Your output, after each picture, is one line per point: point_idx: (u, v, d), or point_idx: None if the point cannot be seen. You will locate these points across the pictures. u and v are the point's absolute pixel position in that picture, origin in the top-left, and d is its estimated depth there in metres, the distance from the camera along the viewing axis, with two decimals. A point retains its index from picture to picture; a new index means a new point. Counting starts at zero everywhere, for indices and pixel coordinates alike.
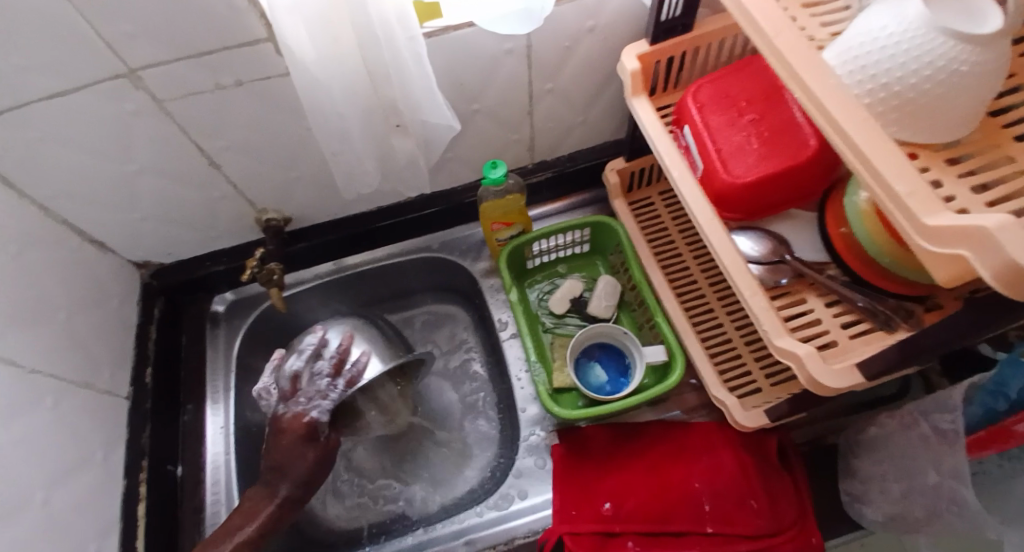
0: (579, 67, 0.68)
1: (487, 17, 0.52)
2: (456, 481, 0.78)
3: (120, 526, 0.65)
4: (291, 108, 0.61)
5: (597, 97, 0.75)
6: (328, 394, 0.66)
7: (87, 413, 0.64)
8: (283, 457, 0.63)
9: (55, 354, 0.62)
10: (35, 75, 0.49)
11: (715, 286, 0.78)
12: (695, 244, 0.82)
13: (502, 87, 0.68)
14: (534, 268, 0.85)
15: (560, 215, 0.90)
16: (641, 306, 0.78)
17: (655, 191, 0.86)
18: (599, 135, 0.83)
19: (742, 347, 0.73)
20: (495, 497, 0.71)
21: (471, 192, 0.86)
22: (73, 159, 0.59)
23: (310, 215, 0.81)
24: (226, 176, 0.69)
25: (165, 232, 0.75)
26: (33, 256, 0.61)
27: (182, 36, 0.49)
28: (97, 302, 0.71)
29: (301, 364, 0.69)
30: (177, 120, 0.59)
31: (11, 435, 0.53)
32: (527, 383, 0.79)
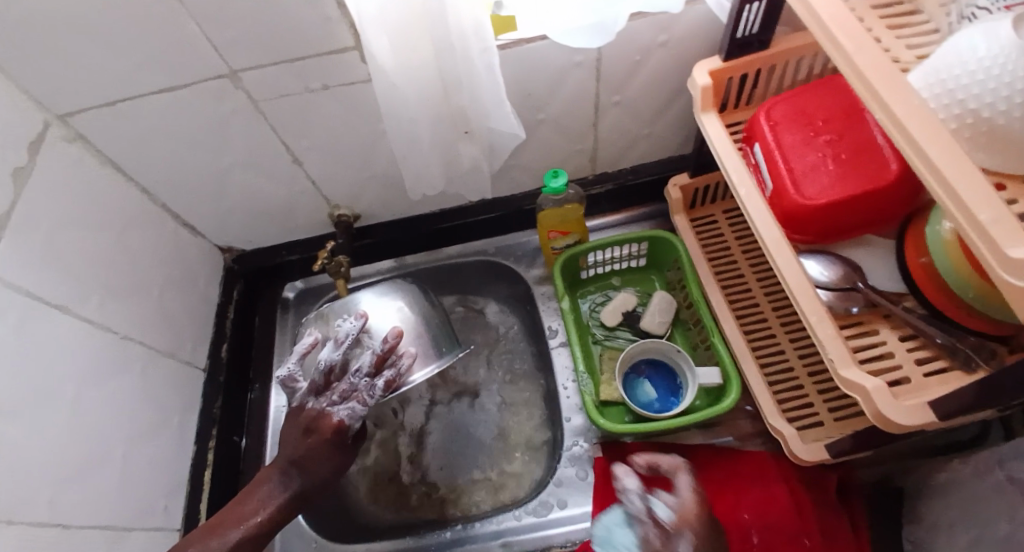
0: (648, 80, 0.68)
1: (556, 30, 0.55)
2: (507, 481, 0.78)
3: (188, 487, 0.71)
4: (369, 112, 0.65)
5: (665, 111, 0.74)
6: (363, 395, 0.65)
7: (167, 381, 0.70)
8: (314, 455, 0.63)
9: (146, 325, 0.68)
10: (151, 73, 0.55)
11: (778, 311, 0.75)
12: (757, 266, 0.79)
13: (569, 98, 0.69)
14: (588, 278, 0.85)
15: (619, 228, 0.90)
16: (697, 324, 0.76)
17: (718, 209, 0.85)
18: (664, 150, 0.82)
19: (803, 376, 0.70)
20: (534, 503, 0.73)
21: (531, 200, 0.87)
22: (177, 150, 0.66)
23: (378, 213, 0.85)
24: (306, 173, 0.74)
25: (248, 221, 0.81)
26: (134, 235, 0.68)
27: (278, 43, 0.54)
28: (186, 281, 0.77)
29: (337, 356, 0.67)
30: (269, 119, 0.64)
31: (100, 393, 0.59)
32: (573, 392, 0.79)
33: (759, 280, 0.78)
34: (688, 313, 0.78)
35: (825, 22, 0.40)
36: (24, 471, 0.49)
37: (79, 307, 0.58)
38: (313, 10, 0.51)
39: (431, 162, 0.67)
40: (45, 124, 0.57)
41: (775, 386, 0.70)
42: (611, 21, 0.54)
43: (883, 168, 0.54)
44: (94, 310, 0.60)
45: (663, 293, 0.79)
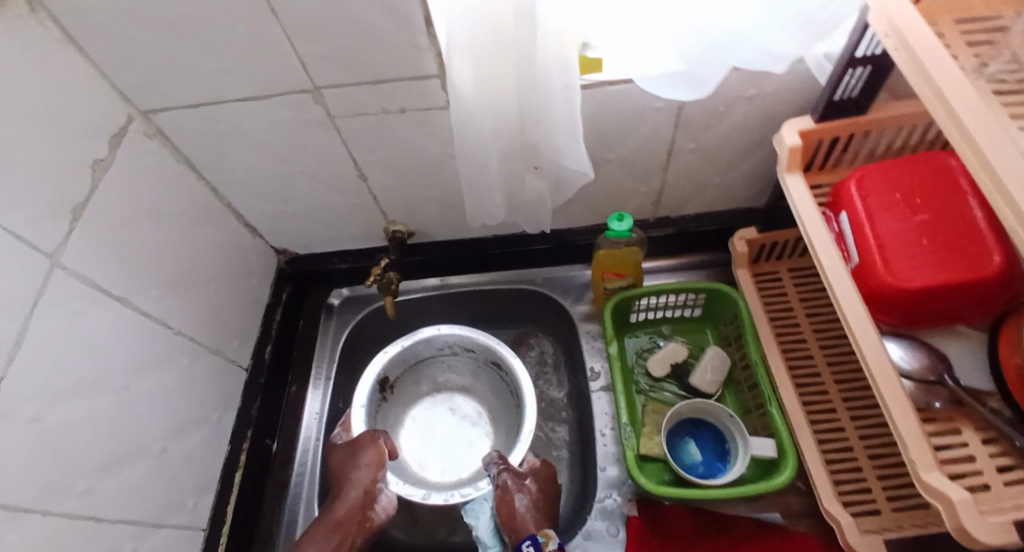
0: (729, 130, 0.66)
1: (645, 79, 0.54)
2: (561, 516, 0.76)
3: (216, 486, 0.71)
4: (441, 137, 0.65)
5: (740, 162, 0.71)
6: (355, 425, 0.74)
7: (212, 378, 0.71)
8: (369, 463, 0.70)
9: (199, 321, 0.69)
10: (238, 80, 0.56)
11: (840, 384, 0.71)
12: (821, 332, 0.75)
13: (643, 141, 0.67)
14: (637, 323, 0.82)
15: (674, 272, 0.87)
16: (752, 388, 0.72)
17: (783, 267, 0.81)
18: (732, 200, 0.79)
19: (863, 459, 0.65)
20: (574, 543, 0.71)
21: (588, 235, 0.85)
22: (251, 155, 0.67)
23: (433, 232, 0.84)
24: (369, 188, 0.74)
25: (306, 227, 0.82)
26: (199, 231, 0.70)
27: (363, 65, 0.54)
28: (241, 279, 0.79)
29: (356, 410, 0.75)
30: (342, 134, 0.64)
31: (148, 386, 0.60)
32: (611, 440, 0.75)
33: (821, 348, 0.74)
34: (742, 373, 0.74)
35: (949, 101, 0.37)
36: (66, 460, 0.49)
37: (138, 298, 0.59)
38: (403, 36, 0.51)
39: (497, 193, 0.66)
40: (129, 119, 0.59)
41: (831, 466, 0.65)
42: (705, 79, 0.52)
43: (983, 258, 0.50)
44: (153, 303, 0.61)
45: (718, 349, 0.75)
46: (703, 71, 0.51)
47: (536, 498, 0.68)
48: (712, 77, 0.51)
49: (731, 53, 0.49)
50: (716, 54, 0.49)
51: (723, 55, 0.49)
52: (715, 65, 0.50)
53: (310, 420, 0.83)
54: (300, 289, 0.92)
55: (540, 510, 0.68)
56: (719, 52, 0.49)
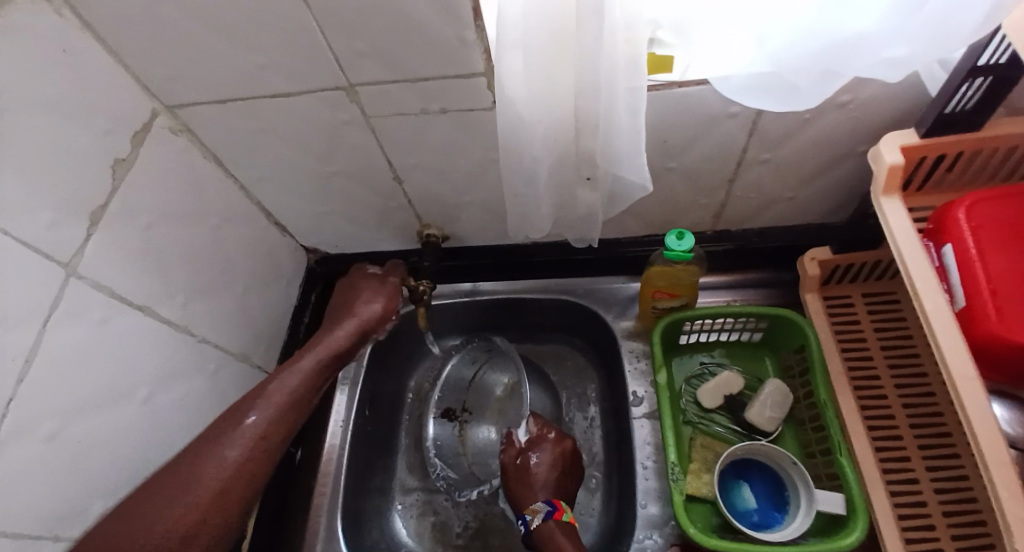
0: (812, 141, 0.57)
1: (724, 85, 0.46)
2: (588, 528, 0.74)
3: None
4: (485, 140, 0.59)
5: (820, 176, 0.63)
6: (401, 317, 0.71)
7: (237, 386, 0.68)
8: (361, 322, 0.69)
9: (225, 327, 0.66)
10: (269, 74, 0.51)
11: (916, 429, 0.65)
12: (896, 369, 0.68)
13: (711, 150, 0.59)
14: (687, 345, 0.75)
15: (730, 290, 0.79)
16: (817, 430, 0.65)
17: (856, 292, 0.73)
18: (803, 216, 0.71)
19: (936, 516, 0.59)
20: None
21: (636, 246, 0.79)
22: (282, 153, 0.63)
23: (470, 237, 0.79)
24: (404, 191, 0.69)
25: (338, 228, 0.78)
26: (228, 232, 0.67)
27: (404, 60, 0.48)
28: (270, 280, 0.75)
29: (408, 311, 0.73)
30: (378, 135, 0.59)
31: (171, 397, 0.57)
32: (653, 474, 0.70)
33: (896, 386, 0.67)
34: (805, 411, 0.67)
35: None
36: (82, 481, 0.47)
37: (163, 306, 0.56)
38: (450, 30, 0.45)
39: (544, 204, 0.60)
40: (153, 113, 0.55)
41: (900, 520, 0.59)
42: (806, 93, 0.44)
43: None
44: (177, 310, 0.58)
45: (779, 382, 0.68)
46: (806, 85, 0.43)
47: (540, 471, 0.70)
48: (818, 91, 0.44)
49: (844, 67, 0.41)
50: (824, 67, 0.41)
51: (832, 70, 0.42)
52: (824, 81, 0.43)
53: (334, 428, 0.79)
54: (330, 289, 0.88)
55: (543, 483, 0.69)
56: (827, 65, 0.41)
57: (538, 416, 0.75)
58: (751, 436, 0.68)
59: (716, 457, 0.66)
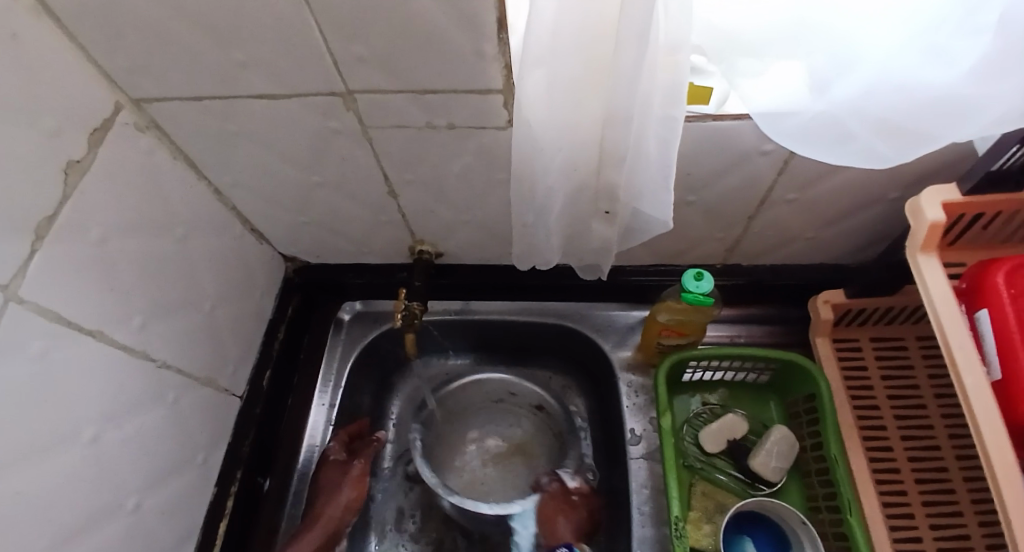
0: (841, 184, 0.54)
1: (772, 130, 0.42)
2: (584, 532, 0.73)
3: (199, 536, 0.62)
4: (493, 161, 0.54)
5: (841, 218, 0.60)
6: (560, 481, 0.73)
7: (200, 411, 0.62)
8: (326, 484, 0.70)
9: (189, 347, 0.59)
10: (253, 73, 0.44)
11: (921, 485, 0.63)
12: (902, 418, 0.66)
13: (734, 186, 0.55)
14: (689, 382, 0.72)
15: (734, 325, 0.76)
16: (824, 486, 0.63)
17: (865, 335, 0.71)
18: (816, 255, 0.68)
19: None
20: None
21: (640, 274, 0.74)
22: (264, 158, 0.56)
23: (465, 256, 0.74)
24: (399, 206, 0.64)
25: (321, 237, 0.72)
26: (196, 242, 0.60)
27: (412, 72, 0.43)
28: (241, 292, 0.69)
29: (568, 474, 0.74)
30: (375, 147, 0.53)
31: (123, 434, 0.51)
32: (647, 521, 0.66)
33: (902, 437, 0.65)
34: (814, 462, 0.65)
35: None
36: (19, 542, 0.39)
37: (117, 329, 0.49)
38: (468, 42, 0.39)
39: (555, 236, 0.55)
40: (116, 107, 0.48)
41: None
42: (885, 155, 0.41)
43: None
44: (133, 335, 0.51)
45: (786, 430, 0.65)
46: (877, 138, 0.40)
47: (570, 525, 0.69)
48: (905, 153, 0.40)
49: (929, 122, 0.37)
50: (893, 119, 0.38)
51: (897, 123, 0.38)
52: (890, 135, 0.39)
53: (309, 454, 0.75)
54: (308, 301, 0.83)
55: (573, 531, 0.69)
56: (913, 126, 0.38)
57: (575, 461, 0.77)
58: (754, 486, 0.65)
59: (716, 507, 0.64)
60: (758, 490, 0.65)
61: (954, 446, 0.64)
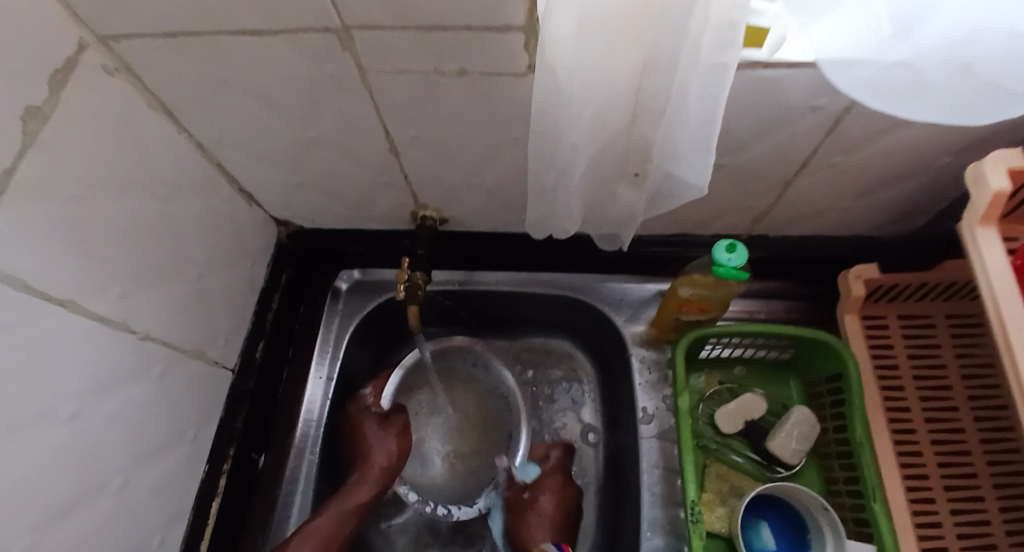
0: (892, 147, 0.49)
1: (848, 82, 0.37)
2: (589, 510, 0.72)
3: (190, 516, 0.60)
4: (508, 114, 0.48)
5: (882, 187, 0.56)
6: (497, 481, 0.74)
7: (189, 385, 0.58)
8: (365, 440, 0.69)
9: (175, 318, 0.55)
10: (236, 5, 0.38)
11: (944, 468, 0.60)
12: (926, 400, 0.64)
13: (774, 149, 0.50)
14: (706, 359, 0.68)
15: (755, 300, 0.72)
16: (845, 469, 0.60)
17: (891, 313, 0.68)
18: (848, 226, 0.64)
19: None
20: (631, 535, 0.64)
21: (656, 245, 0.70)
22: (254, 108, 0.51)
23: (471, 222, 0.69)
24: (401, 165, 0.58)
25: (317, 198, 0.67)
26: (179, 202, 0.54)
27: (421, 5, 0.37)
28: (230, 258, 0.64)
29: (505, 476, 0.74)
30: (376, 97, 0.48)
31: (106, 409, 0.46)
32: (658, 502, 0.64)
33: (926, 420, 0.63)
34: (835, 445, 0.62)
35: None
36: None
37: (94, 298, 0.44)
38: None
39: (576, 201, 0.50)
40: (80, 46, 0.41)
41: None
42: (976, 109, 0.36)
43: None
44: (114, 303, 0.46)
45: (808, 411, 0.62)
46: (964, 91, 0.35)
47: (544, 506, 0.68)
48: (999, 109, 0.36)
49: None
50: (989, 73, 0.33)
51: (995, 78, 0.33)
52: (983, 91, 0.34)
53: (304, 430, 0.70)
54: (303, 268, 0.79)
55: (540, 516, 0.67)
56: (1011, 79, 0.33)
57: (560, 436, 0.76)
58: (771, 468, 0.63)
59: (730, 488, 0.62)
60: (775, 472, 0.62)
61: (979, 429, 0.61)
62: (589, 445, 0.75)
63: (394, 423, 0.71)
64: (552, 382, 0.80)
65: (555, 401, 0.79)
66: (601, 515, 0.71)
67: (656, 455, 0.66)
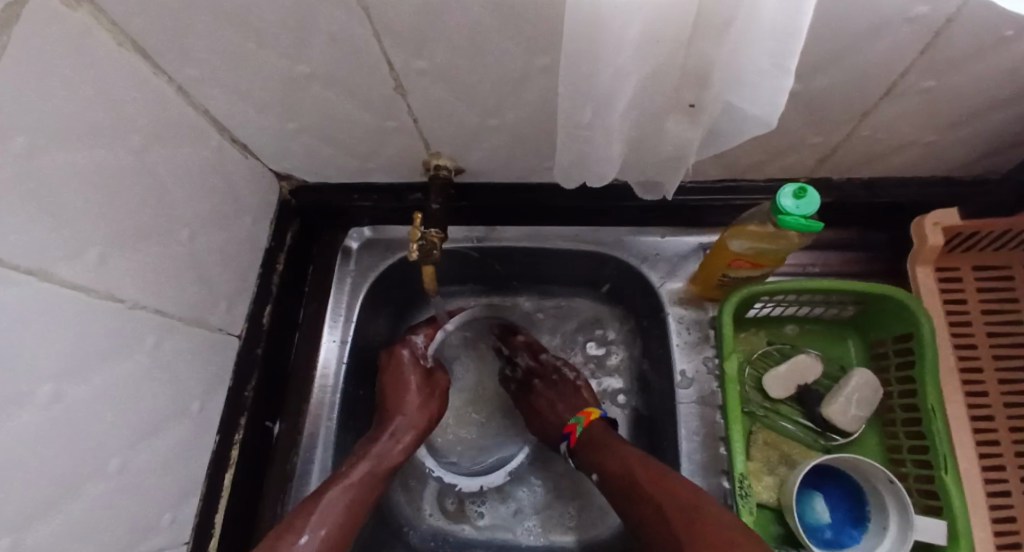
0: (1004, 66, 0.40)
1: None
2: None
3: (204, 488, 0.57)
4: (535, 36, 0.40)
5: (977, 117, 0.47)
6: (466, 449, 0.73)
7: (190, 356, 0.54)
8: (395, 388, 0.65)
9: (167, 287, 0.50)
10: None
11: (1016, 433, 0.54)
12: (1000, 360, 0.57)
13: (856, 71, 0.41)
14: (754, 319, 0.62)
15: (808, 252, 0.65)
16: (912, 437, 0.55)
17: (966, 264, 0.59)
18: (926, 166, 0.55)
19: None
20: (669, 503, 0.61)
21: (700, 193, 0.62)
22: (235, 41, 0.43)
23: (489, 172, 0.62)
24: (409, 106, 0.51)
25: (319, 149, 0.60)
26: (160, 156, 0.48)
27: None
28: (227, 218, 0.59)
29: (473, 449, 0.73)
30: (374, 20, 0.40)
31: (93, 389, 0.42)
32: (697, 471, 0.59)
33: (998, 381, 0.56)
34: (900, 411, 0.56)
35: None
36: None
37: (68, 267, 0.39)
38: None
39: (615, 143, 0.43)
40: None
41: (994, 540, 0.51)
42: None
43: None
44: (92, 272, 0.41)
45: (870, 375, 0.56)
46: None
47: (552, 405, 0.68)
48: None
49: None
50: None
51: None
52: None
53: (320, 396, 0.68)
54: (309, 226, 0.74)
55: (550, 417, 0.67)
56: None
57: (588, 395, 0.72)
58: (826, 435, 0.57)
59: (780, 458, 0.57)
60: (830, 440, 0.57)
61: None
62: (618, 404, 0.71)
63: (436, 386, 0.67)
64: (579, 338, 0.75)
65: (584, 364, 0.74)
66: None
67: (698, 421, 0.62)
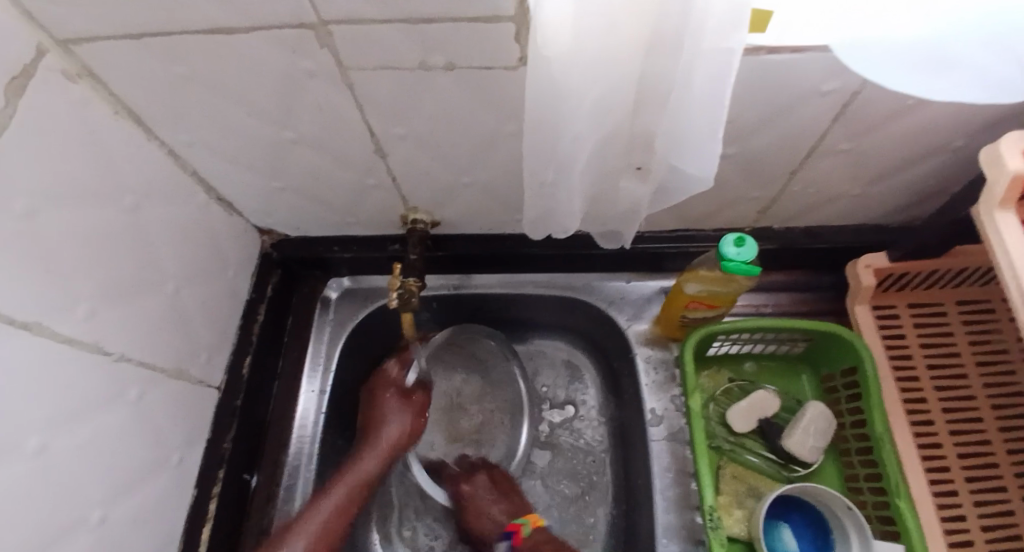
0: (903, 130, 0.47)
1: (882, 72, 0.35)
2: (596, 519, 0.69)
3: (177, 546, 0.56)
4: (500, 108, 0.45)
5: (891, 172, 0.53)
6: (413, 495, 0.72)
7: (169, 408, 0.54)
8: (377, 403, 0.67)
9: (151, 339, 0.51)
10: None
11: (964, 459, 0.58)
12: (943, 390, 0.61)
13: (780, 135, 0.48)
14: (715, 357, 0.66)
15: (761, 294, 0.71)
16: (867, 466, 0.58)
17: (903, 301, 0.65)
18: (855, 214, 0.62)
19: None
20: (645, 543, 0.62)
21: (659, 241, 0.67)
22: (228, 110, 0.47)
23: (464, 224, 0.66)
24: (388, 166, 0.55)
25: (302, 205, 0.64)
26: (150, 214, 0.51)
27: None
28: (211, 271, 0.61)
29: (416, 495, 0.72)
30: (357, 94, 0.44)
31: (76, 441, 0.42)
32: (671, 507, 0.61)
33: (943, 409, 0.60)
34: (854, 441, 0.60)
35: None
36: None
37: (58, 321, 0.40)
38: None
39: (577, 198, 0.47)
40: (36, 52, 0.37)
41: None
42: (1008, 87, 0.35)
43: None
44: (81, 325, 0.43)
45: (823, 407, 0.60)
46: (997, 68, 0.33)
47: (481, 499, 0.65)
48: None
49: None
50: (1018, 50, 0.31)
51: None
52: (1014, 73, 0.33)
53: (299, 446, 0.68)
54: (290, 278, 0.76)
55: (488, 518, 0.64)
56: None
57: (565, 440, 0.74)
58: (788, 467, 0.60)
59: (748, 490, 0.60)
60: (793, 472, 0.60)
61: (997, 417, 0.59)
62: (595, 449, 0.73)
63: (415, 404, 0.67)
64: (555, 383, 0.77)
65: (565, 405, 0.76)
66: (612, 524, 0.68)
67: (669, 457, 0.64)
